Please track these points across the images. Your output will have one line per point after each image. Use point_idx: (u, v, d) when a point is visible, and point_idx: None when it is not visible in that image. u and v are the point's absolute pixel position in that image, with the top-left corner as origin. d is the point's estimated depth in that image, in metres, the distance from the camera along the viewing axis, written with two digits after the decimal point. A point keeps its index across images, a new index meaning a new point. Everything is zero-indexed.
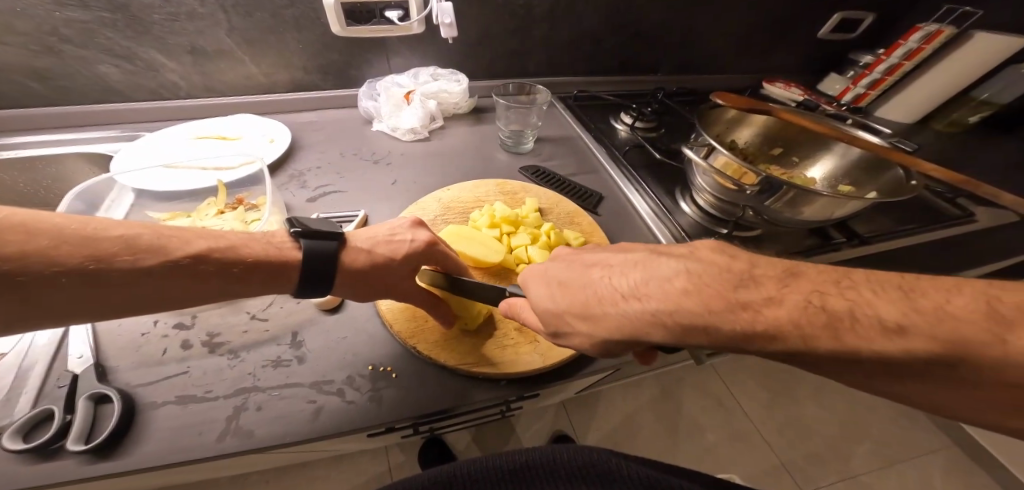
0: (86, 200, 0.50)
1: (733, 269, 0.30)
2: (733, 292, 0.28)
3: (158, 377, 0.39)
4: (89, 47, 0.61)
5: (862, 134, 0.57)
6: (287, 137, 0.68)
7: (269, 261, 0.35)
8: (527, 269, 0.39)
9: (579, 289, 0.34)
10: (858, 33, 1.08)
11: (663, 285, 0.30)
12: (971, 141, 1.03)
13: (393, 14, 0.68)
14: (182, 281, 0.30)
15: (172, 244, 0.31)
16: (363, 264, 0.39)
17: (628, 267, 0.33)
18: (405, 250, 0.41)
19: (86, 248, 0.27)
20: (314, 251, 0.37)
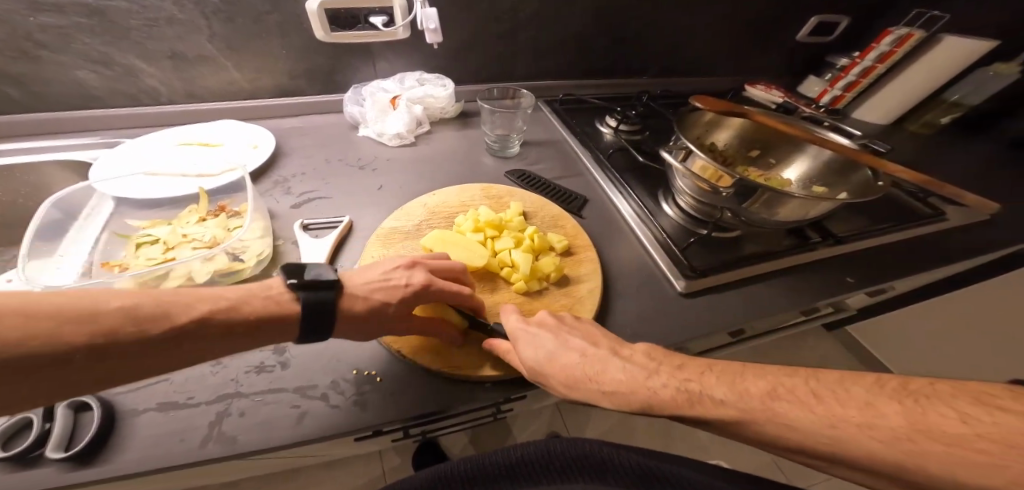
0: (63, 209, 0.49)
1: (656, 363, 0.37)
2: (646, 380, 0.36)
3: (138, 385, 0.38)
4: (66, 53, 0.60)
5: (833, 137, 0.59)
6: (271, 143, 0.68)
7: (273, 316, 0.33)
8: (511, 326, 0.42)
9: (558, 365, 0.39)
10: (834, 37, 1.12)
11: (616, 379, 0.37)
12: (944, 141, 1.06)
13: (378, 19, 0.69)
14: (190, 347, 0.29)
15: (174, 309, 0.28)
16: (363, 310, 0.38)
17: (595, 354, 0.39)
18: (404, 294, 0.40)
19: (86, 321, 0.24)
20: (314, 305, 0.34)
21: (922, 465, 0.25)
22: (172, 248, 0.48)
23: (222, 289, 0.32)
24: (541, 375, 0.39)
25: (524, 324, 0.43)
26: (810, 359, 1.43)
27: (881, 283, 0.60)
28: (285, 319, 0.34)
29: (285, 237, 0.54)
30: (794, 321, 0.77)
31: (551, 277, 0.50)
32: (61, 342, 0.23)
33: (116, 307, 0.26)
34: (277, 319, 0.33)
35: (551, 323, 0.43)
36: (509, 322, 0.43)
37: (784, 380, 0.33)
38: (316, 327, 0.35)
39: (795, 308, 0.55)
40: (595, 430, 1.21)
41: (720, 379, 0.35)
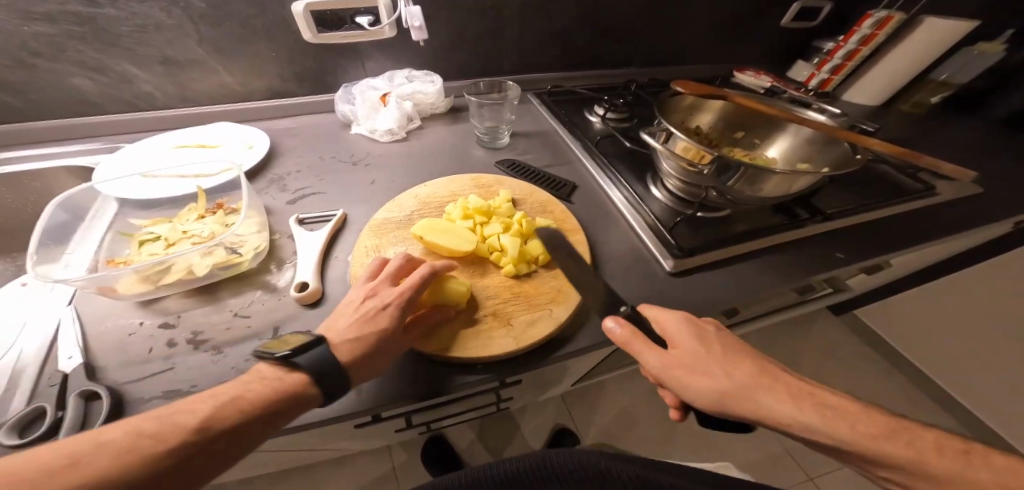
0: (70, 211, 0.51)
1: (783, 379, 0.39)
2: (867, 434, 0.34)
3: (144, 374, 0.40)
4: (61, 60, 0.62)
5: (811, 114, 0.60)
6: (266, 143, 0.69)
7: (283, 394, 0.32)
8: (699, 329, 0.42)
9: (741, 375, 0.38)
10: (820, 20, 1.12)
11: (827, 424, 0.35)
12: (934, 121, 1.07)
13: (364, 19, 0.71)
14: (206, 452, 0.28)
15: (190, 431, 0.28)
16: (359, 354, 0.37)
17: (792, 389, 0.38)
18: (384, 319, 0.39)
19: (106, 461, 0.25)
20: (320, 363, 0.34)
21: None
22: (172, 244, 0.49)
23: (232, 385, 0.32)
24: (704, 370, 0.38)
25: (675, 314, 0.43)
26: (813, 344, 1.44)
27: (870, 260, 0.61)
28: (303, 391, 0.33)
29: (281, 231, 0.56)
30: (787, 302, 0.78)
31: (539, 260, 0.51)
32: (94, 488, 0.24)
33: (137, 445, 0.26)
34: (294, 391, 0.33)
35: (693, 319, 0.43)
36: (670, 317, 0.43)
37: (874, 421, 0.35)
38: (335, 379, 0.34)
39: (784, 285, 0.55)
40: (602, 420, 1.22)
41: (793, 397, 0.37)
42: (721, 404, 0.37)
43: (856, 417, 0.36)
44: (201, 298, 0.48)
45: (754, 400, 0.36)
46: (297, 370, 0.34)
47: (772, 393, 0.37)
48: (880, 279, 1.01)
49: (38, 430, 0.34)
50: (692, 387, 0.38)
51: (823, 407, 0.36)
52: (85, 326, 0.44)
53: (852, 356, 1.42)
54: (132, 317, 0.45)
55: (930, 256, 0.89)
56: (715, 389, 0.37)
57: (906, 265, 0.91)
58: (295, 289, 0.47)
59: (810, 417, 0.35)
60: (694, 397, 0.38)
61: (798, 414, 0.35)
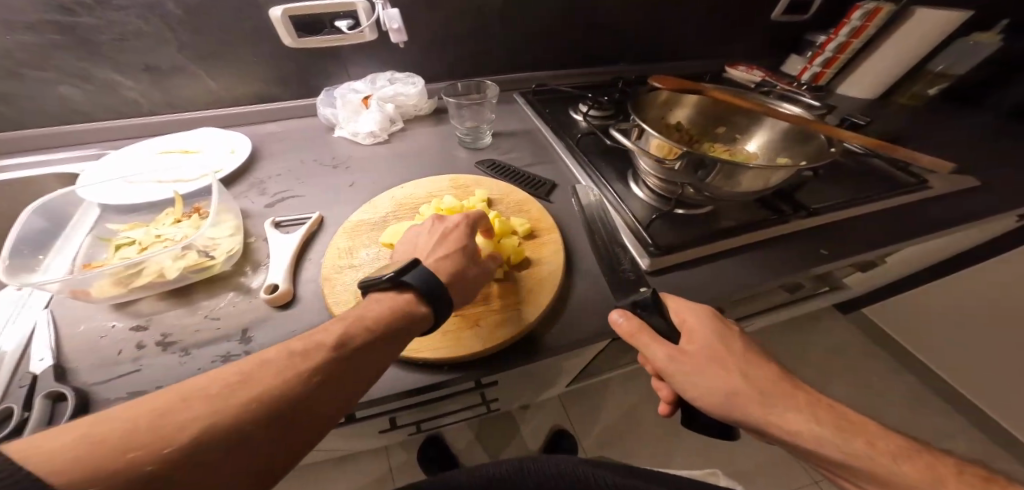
0: (50, 217, 0.52)
1: (797, 385, 0.39)
2: (886, 463, 0.33)
3: (113, 375, 0.40)
4: (47, 69, 0.64)
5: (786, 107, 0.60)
6: (248, 147, 0.70)
7: (383, 325, 0.36)
8: (722, 333, 0.42)
9: (755, 380, 0.38)
10: (811, 14, 1.10)
11: (843, 446, 0.34)
12: (934, 113, 1.04)
13: (342, 23, 0.71)
14: (348, 366, 0.32)
15: (298, 372, 0.30)
16: (451, 273, 0.42)
17: (811, 406, 0.37)
18: (457, 241, 0.45)
19: (266, 387, 0.28)
20: (428, 278, 0.40)
21: None
22: (145, 248, 0.50)
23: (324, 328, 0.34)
24: (716, 368, 0.39)
25: (696, 310, 0.44)
26: (816, 343, 1.40)
27: (857, 256, 0.59)
28: (417, 308, 0.38)
29: (257, 234, 0.56)
30: (778, 301, 0.76)
31: (510, 260, 0.51)
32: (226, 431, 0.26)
33: (254, 387, 0.28)
34: (409, 306, 0.38)
35: (715, 318, 0.43)
36: (693, 312, 0.44)
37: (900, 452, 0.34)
38: (441, 293, 0.39)
39: (765, 283, 0.54)
40: (601, 423, 1.20)
41: (806, 405, 0.37)
42: (727, 403, 0.38)
43: (870, 433, 0.36)
44: (175, 300, 0.48)
45: (764, 405, 0.37)
46: (407, 287, 0.39)
47: (785, 399, 0.37)
48: (879, 278, 0.98)
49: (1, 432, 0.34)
50: (700, 383, 0.39)
51: (839, 423, 0.36)
52: (58, 329, 0.44)
53: (858, 355, 1.38)
54: (106, 320, 0.46)
55: (928, 253, 0.86)
56: (724, 388, 0.38)
57: (905, 262, 0.89)
58: (264, 291, 0.47)
59: (821, 427, 0.35)
60: (701, 393, 0.39)
61: (810, 424, 0.36)
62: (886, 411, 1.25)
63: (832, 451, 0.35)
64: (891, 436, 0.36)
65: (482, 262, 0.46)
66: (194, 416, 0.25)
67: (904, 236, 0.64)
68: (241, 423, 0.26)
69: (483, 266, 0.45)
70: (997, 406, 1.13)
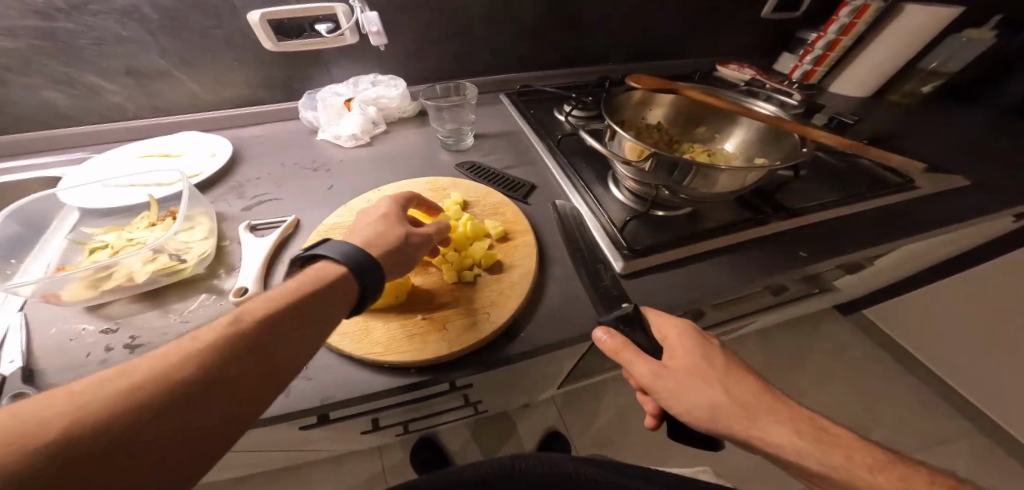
0: (24, 220, 0.53)
1: (783, 399, 0.37)
2: (863, 472, 0.33)
3: (79, 378, 0.40)
4: (29, 74, 0.64)
5: (759, 108, 0.60)
6: (229, 150, 0.70)
7: (300, 292, 0.34)
8: (699, 342, 0.40)
9: (735, 391, 0.37)
10: (801, 12, 1.09)
11: (824, 458, 0.33)
12: (928, 110, 1.02)
13: (323, 27, 0.72)
14: (258, 334, 0.30)
15: (200, 351, 0.27)
16: (370, 240, 0.42)
17: (794, 419, 0.36)
18: (372, 217, 0.46)
19: (154, 366, 0.25)
20: (338, 245, 0.40)
21: None
22: (117, 251, 0.50)
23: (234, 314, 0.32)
24: (695, 380, 0.37)
25: (678, 323, 0.42)
26: (814, 344, 1.38)
27: (839, 257, 0.58)
28: (335, 268, 0.37)
29: (231, 237, 0.56)
30: (765, 303, 0.75)
31: (481, 263, 0.50)
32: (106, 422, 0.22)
33: (142, 372, 0.25)
34: (327, 270, 0.37)
35: (696, 330, 0.42)
36: (672, 324, 0.42)
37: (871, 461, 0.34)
38: (353, 251, 0.39)
39: (742, 285, 0.53)
40: (595, 425, 1.19)
41: (790, 419, 0.35)
42: (711, 419, 0.36)
43: (851, 447, 0.35)
44: (147, 303, 0.48)
45: (747, 418, 0.35)
46: (320, 258, 0.39)
47: (770, 414, 0.35)
48: (872, 281, 0.97)
49: None
50: (686, 399, 0.37)
51: (820, 436, 0.35)
52: (30, 332, 0.44)
53: (857, 356, 1.36)
54: (77, 322, 0.46)
55: (921, 254, 0.85)
56: (708, 404, 0.36)
57: (898, 264, 0.88)
58: (233, 294, 0.46)
59: (804, 441, 0.34)
60: (687, 410, 0.37)
61: (792, 437, 0.34)
62: (885, 412, 1.23)
63: (813, 465, 0.33)
64: (869, 449, 0.35)
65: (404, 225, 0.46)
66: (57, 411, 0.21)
67: (891, 235, 0.62)
68: (125, 410, 0.23)
69: (404, 227, 0.45)
70: (998, 409, 1.11)
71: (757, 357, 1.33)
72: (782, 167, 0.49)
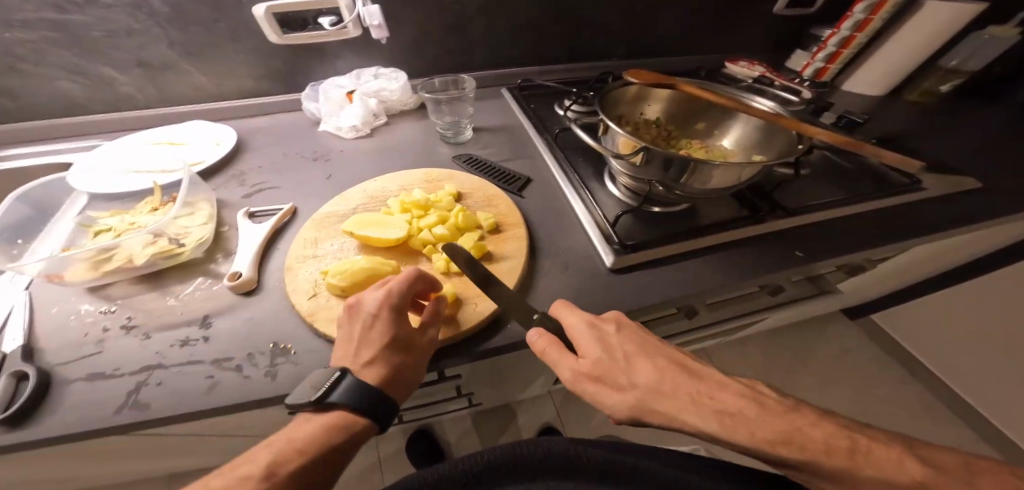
0: (34, 203, 0.55)
1: (688, 380, 0.37)
2: (775, 442, 0.32)
3: (76, 357, 0.42)
4: (44, 65, 0.67)
5: (759, 104, 0.59)
6: (233, 139, 0.72)
7: (317, 449, 0.35)
8: (599, 334, 0.40)
9: (641, 385, 0.37)
10: (817, 8, 1.06)
11: (730, 434, 0.33)
12: (945, 110, 0.98)
13: (326, 20, 0.72)
14: None
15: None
16: (384, 376, 0.39)
17: (699, 400, 0.35)
18: (379, 337, 0.40)
19: None
20: (355, 394, 0.36)
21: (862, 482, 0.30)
22: (120, 234, 0.52)
23: (253, 458, 0.34)
24: (603, 379, 0.38)
25: (584, 317, 0.41)
26: (820, 349, 1.35)
27: (838, 258, 0.57)
28: (358, 420, 0.37)
29: (230, 223, 0.58)
30: (764, 303, 0.74)
31: (471, 254, 0.51)
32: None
33: None
34: (349, 421, 0.37)
35: (595, 320, 0.41)
36: (573, 317, 0.41)
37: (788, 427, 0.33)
38: (374, 404, 0.37)
39: (734, 283, 0.52)
40: (591, 421, 1.19)
41: (693, 403, 0.35)
42: (624, 416, 0.37)
43: (756, 417, 0.33)
44: (145, 285, 0.50)
45: (654, 411, 0.35)
46: (335, 406, 0.36)
47: (671, 400, 0.35)
48: (879, 284, 0.95)
49: None
50: (604, 401, 0.37)
51: (723, 413, 0.34)
52: (33, 311, 0.46)
53: (865, 361, 1.33)
54: (79, 302, 0.48)
55: (930, 258, 0.83)
56: (618, 403, 0.36)
57: (904, 267, 0.85)
58: (228, 278, 0.48)
59: (706, 424, 0.33)
60: (610, 411, 0.37)
61: (697, 422, 0.34)
62: (890, 420, 1.20)
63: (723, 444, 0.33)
64: (783, 420, 0.33)
65: (414, 343, 0.41)
66: None
67: (894, 237, 0.61)
68: None
69: (418, 341, 0.41)
70: (1010, 420, 1.07)
71: (759, 359, 1.31)
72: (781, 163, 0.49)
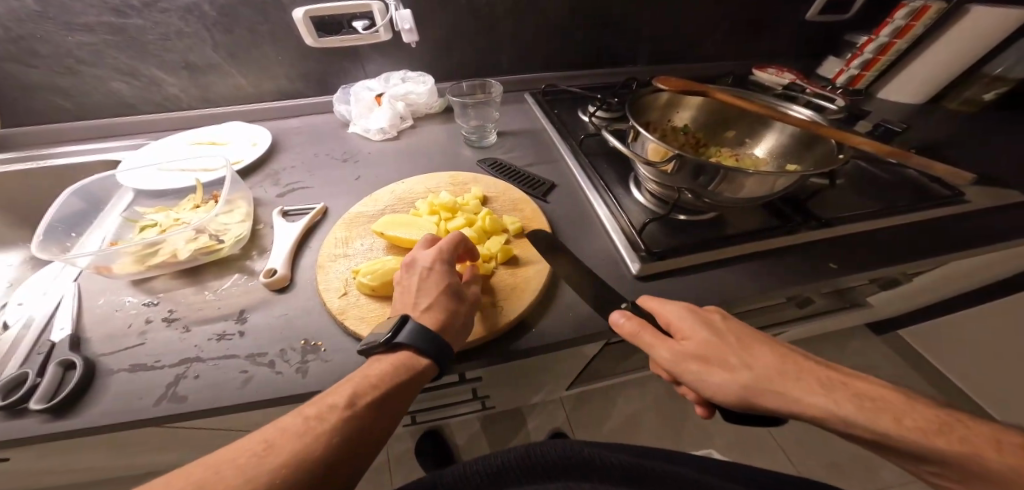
0: (84, 198, 0.58)
1: (794, 362, 0.37)
2: (902, 426, 0.32)
3: (120, 348, 0.44)
4: (101, 66, 0.71)
5: (795, 111, 0.59)
6: (268, 140, 0.75)
7: (390, 384, 0.37)
8: (706, 318, 0.40)
9: (761, 368, 0.36)
10: (852, 14, 1.04)
11: (866, 413, 0.33)
12: (988, 120, 0.94)
13: (359, 23, 0.75)
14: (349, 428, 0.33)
15: (317, 435, 0.31)
16: (441, 319, 0.41)
17: (824, 385, 0.35)
18: (435, 286, 0.43)
19: (286, 455, 0.30)
20: (420, 334, 0.39)
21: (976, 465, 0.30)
22: (165, 229, 0.55)
23: (334, 390, 0.35)
24: (726, 366, 0.37)
25: (686, 306, 0.42)
26: (843, 364, 1.31)
27: (875, 271, 0.55)
28: (420, 361, 0.39)
29: (265, 221, 0.60)
30: (788, 316, 0.73)
31: (498, 257, 0.51)
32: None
33: (279, 454, 0.30)
34: (413, 363, 0.39)
35: (697, 308, 0.42)
36: (673, 308, 0.42)
37: (917, 421, 0.33)
38: (435, 345, 0.39)
39: (763, 294, 0.51)
40: (603, 428, 1.18)
41: (818, 386, 0.35)
42: (749, 400, 0.35)
43: (894, 408, 0.33)
44: (185, 279, 0.52)
45: (786, 395, 0.34)
46: (401, 347, 0.39)
47: (797, 384, 0.35)
48: (912, 298, 0.91)
49: (13, 396, 0.38)
50: (712, 381, 0.37)
51: (852, 394, 0.34)
52: (81, 301, 0.49)
53: (894, 381, 1.26)
54: (124, 294, 0.50)
55: (967, 274, 0.79)
56: (744, 387, 0.35)
57: (937, 283, 0.82)
58: (264, 275, 0.49)
59: (841, 406, 0.33)
60: (715, 392, 0.37)
61: (829, 404, 0.33)
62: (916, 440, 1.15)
63: (858, 431, 0.33)
64: (921, 420, 0.33)
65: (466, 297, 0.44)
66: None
67: (934, 251, 0.58)
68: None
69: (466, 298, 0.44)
70: None
71: None
72: (816, 174, 0.48)
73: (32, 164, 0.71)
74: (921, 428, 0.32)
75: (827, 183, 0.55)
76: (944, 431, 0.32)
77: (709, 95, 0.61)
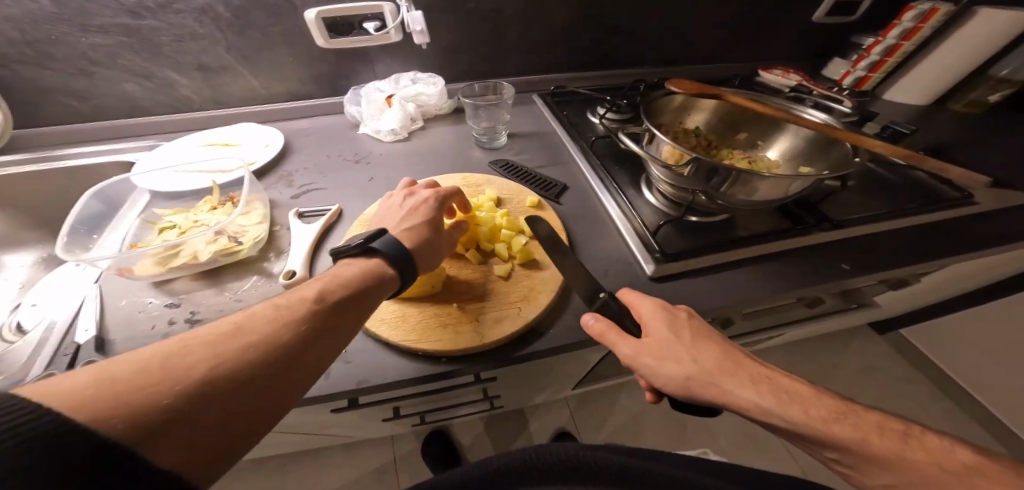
0: (103, 200, 0.59)
1: (743, 361, 0.37)
2: (809, 416, 0.33)
3: (146, 348, 0.45)
4: (115, 68, 0.72)
5: (809, 113, 0.59)
6: (280, 141, 0.75)
7: (350, 284, 0.38)
8: (666, 316, 0.41)
9: (706, 362, 0.37)
10: (858, 15, 1.04)
11: (789, 408, 0.33)
12: (993, 122, 0.94)
13: (370, 25, 0.75)
14: (317, 315, 0.34)
15: (282, 325, 0.32)
16: (415, 238, 0.46)
17: (761, 382, 0.35)
18: (420, 215, 0.49)
19: (262, 333, 0.30)
20: (393, 245, 0.43)
21: (873, 451, 0.31)
22: (184, 231, 0.56)
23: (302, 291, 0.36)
24: (671, 359, 0.38)
25: (653, 302, 0.42)
26: (847, 364, 1.31)
27: (884, 273, 0.56)
28: (386, 270, 0.42)
29: (281, 223, 0.61)
30: (796, 316, 0.74)
31: (516, 258, 0.52)
32: (244, 366, 0.28)
33: (254, 331, 0.30)
34: (380, 270, 0.41)
35: (668, 305, 0.42)
36: (642, 305, 0.43)
37: (823, 411, 0.34)
38: (405, 254, 0.43)
39: (774, 295, 0.52)
40: (607, 427, 1.19)
41: (755, 382, 0.35)
42: (688, 390, 0.36)
43: (809, 402, 0.34)
44: (205, 281, 0.53)
45: (722, 387, 0.35)
46: (374, 254, 0.43)
47: (735, 379, 0.36)
48: (915, 299, 0.92)
49: None
50: (660, 371, 0.38)
51: (784, 393, 0.35)
52: (104, 303, 0.49)
53: (895, 380, 1.27)
54: (144, 296, 0.51)
55: (970, 275, 0.80)
56: (684, 378, 0.36)
57: (940, 284, 0.83)
58: (283, 276, 0.50)
59: (766, 400, 0.34)
60: (664, 383, 0.37)
61: (756, 398, 0.34)
62: None
63: (780, 423, 0.33)
64: (829, 411, 0.34)
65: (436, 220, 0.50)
66: (196, 366, 0.26)
67: (941, 252, 0.59)
68: (253, 358, 0.28)
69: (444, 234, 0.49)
70: None
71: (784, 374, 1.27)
72: (831, 177, 0.48)
73: (46, 165, 0.71)
74: (824, 417, 0.33)
75: (841, 186, 0.55)
76: (841, 418, 0.33)
77: (722, 98, 0.62)
